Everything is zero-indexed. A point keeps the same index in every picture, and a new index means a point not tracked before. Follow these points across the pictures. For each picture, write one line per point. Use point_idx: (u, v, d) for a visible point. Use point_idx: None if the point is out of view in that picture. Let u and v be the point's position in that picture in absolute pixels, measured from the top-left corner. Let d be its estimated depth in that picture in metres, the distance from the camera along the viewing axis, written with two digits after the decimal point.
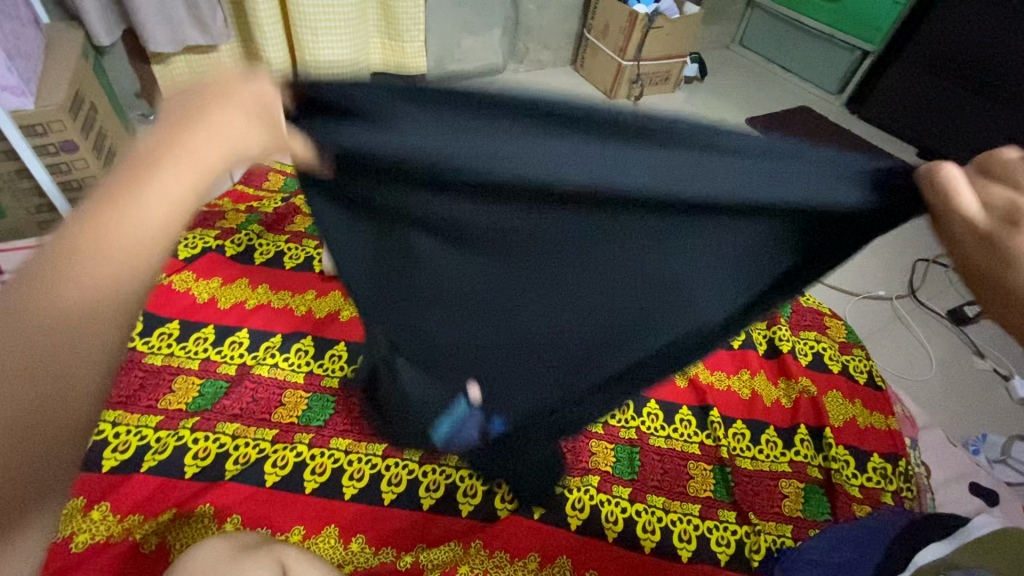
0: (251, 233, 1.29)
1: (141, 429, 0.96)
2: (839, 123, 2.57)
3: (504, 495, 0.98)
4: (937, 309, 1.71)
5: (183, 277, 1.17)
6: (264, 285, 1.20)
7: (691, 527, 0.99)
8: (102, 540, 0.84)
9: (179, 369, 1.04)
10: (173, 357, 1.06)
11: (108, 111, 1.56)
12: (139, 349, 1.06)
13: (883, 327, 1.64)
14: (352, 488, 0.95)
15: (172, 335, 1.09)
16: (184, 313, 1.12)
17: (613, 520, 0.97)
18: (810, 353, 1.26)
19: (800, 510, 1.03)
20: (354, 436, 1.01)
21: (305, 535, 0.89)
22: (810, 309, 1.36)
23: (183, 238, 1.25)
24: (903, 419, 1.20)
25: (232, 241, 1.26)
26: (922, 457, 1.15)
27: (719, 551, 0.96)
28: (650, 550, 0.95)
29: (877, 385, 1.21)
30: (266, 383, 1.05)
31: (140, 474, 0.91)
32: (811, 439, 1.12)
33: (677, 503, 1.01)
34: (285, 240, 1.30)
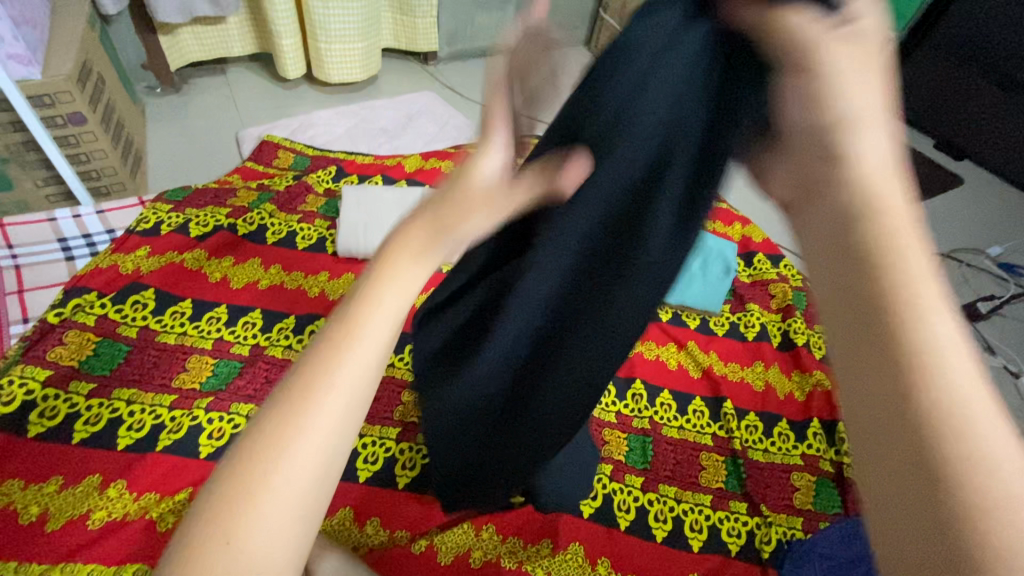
0: (263, 212, 1.27)
1: (157, 408, 0.96)
2: None
3: None
4: None
5: (196, 255, 1.15)
6: (278, 265, 1.19)
7: (702, 517, 0.99)
8: (119, 517, 0.84)
9: (193, 348, 1.04)
10: (187, 336, 1.05)
11: (116, 83, 1.53)
12: (153, 327, 1.05)
13: None
14: (367, 471, 0.95)
15: (185, 314, 1.08)
16: (197, 291, 1.11)
17: (625, 509, 0.98)
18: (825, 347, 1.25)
19: (810, 503, 1.03)
20: (368, 418, 1.00)
21: (320, 516, 0.90)
22: None
23: (193, 215, 1.23)
24: None
25: (244, 220, 1.24)
26: None
27: (730, 542, 0.97)
28: (661, 539, 0.96)
29: None
30: (280, 365, 1.04)
31: (156, 453, 0.91)
32: (824, 433, 1.11)
33: (688, 493, 1.02)
34: (297, 220, 1.28)
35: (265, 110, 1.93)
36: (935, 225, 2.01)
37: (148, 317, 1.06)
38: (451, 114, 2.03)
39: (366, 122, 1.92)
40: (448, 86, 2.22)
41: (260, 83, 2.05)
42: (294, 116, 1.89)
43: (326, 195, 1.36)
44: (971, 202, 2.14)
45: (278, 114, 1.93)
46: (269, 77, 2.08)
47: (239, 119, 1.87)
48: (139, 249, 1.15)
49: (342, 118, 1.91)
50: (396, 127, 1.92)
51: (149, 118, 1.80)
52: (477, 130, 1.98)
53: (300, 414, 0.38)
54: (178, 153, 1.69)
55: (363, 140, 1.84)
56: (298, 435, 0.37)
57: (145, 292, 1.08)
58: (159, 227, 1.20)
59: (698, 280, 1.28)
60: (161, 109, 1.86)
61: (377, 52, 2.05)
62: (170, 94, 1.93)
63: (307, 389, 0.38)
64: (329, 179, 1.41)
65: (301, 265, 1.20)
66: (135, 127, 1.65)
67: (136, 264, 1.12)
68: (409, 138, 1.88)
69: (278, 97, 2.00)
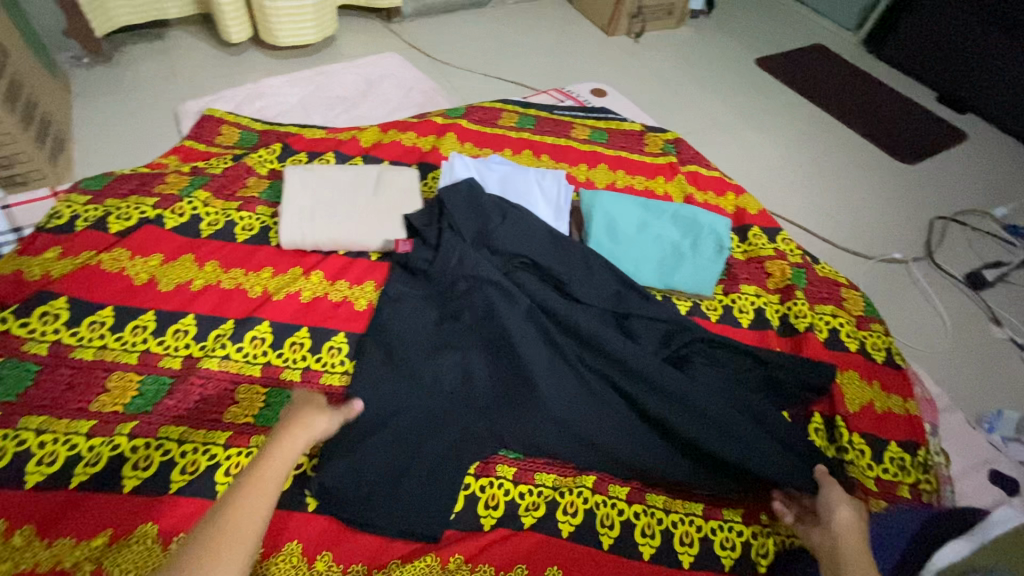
0: (195, 200, 1.12)
1: (71, 437, 0.84)
2: (856, 64, 2.39)
3: (489, 501, 0.88)
4: (953, 273, 1.61)
5: (116, 255, 1.02)
6: (214, 262, 1.05)
7: (694, 529, 0.90)
8: (28, 569, 0.72)
9: (115, 364, 0.92)
10: (108, 351, 0.93)
11: (25, 54, 1.34)
12: (67, 342, 0.92)
13: (896, 293, 1.54)
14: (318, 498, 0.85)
15: (105, 324, 0.95)
16: (118, 297, 0.98)
17: (609, 525, 0.88)
18: (826, 329, 1.15)
19: None
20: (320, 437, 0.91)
21: (263, 554, 0.79)
22: (826, 279, 1.25)
23: (114, 207, 1.09)
24: (922, 401, 1.10)
25: (173, 211, 1.10)
26: (941, 443, 1.06)
27: (723, 555, 0.88)
28: (649, 557, 0.87)
29: (895, 364, 1.13)
30: (217, 378, 0.92)
31: (70, 491, 0.80)
32: (825, 428, 1.02)
33: (679, 503, 0.92)
34: (236, 208, 1.14)
35: (209, 80, 1.74)
36: (939, 185, 1.89)
37: (61, 330, 0.93)
38: (416, 77, 1.84)
39: (321, 89, 1.73)
40: (415, 46, 2.02)
41: (204, 49, 1.85)
42: (241, 85, 1.71)
43: (270, 177, 1.21)
44: (976, 159, 2.02)
45: (224, 83, 1.74)
46: (213, 42, 1.87)
47: (180, 91, 1.68)
48: (50, 250, 1.02)
49: (296, 86, 1.72)
50: (355, 94, 1.74)
51: (76, 93, 1.62)
52: (446, 95, 1.81)
53: (236, 511, 0.61)
54: (108, 133, 1.51)
55: (318, 110, 1.66)
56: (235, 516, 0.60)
57: (55, 302, 0.95)
58: (74, 223, 1.06)
59: (688, 260, 1.15)
60: (90, 82, 1.66)
61: (331, 10, 1.85)
62: (99, 65, 1.73)
63: (255, 476, 0.65)
64: (273, 159, 1.25)
65: (240, 261, 1.06)
66: (55, 105, 1.47)
67: (45, 269, 0.99)
68: (370, 106, 1.70)
69: (223, 64, 1.80)
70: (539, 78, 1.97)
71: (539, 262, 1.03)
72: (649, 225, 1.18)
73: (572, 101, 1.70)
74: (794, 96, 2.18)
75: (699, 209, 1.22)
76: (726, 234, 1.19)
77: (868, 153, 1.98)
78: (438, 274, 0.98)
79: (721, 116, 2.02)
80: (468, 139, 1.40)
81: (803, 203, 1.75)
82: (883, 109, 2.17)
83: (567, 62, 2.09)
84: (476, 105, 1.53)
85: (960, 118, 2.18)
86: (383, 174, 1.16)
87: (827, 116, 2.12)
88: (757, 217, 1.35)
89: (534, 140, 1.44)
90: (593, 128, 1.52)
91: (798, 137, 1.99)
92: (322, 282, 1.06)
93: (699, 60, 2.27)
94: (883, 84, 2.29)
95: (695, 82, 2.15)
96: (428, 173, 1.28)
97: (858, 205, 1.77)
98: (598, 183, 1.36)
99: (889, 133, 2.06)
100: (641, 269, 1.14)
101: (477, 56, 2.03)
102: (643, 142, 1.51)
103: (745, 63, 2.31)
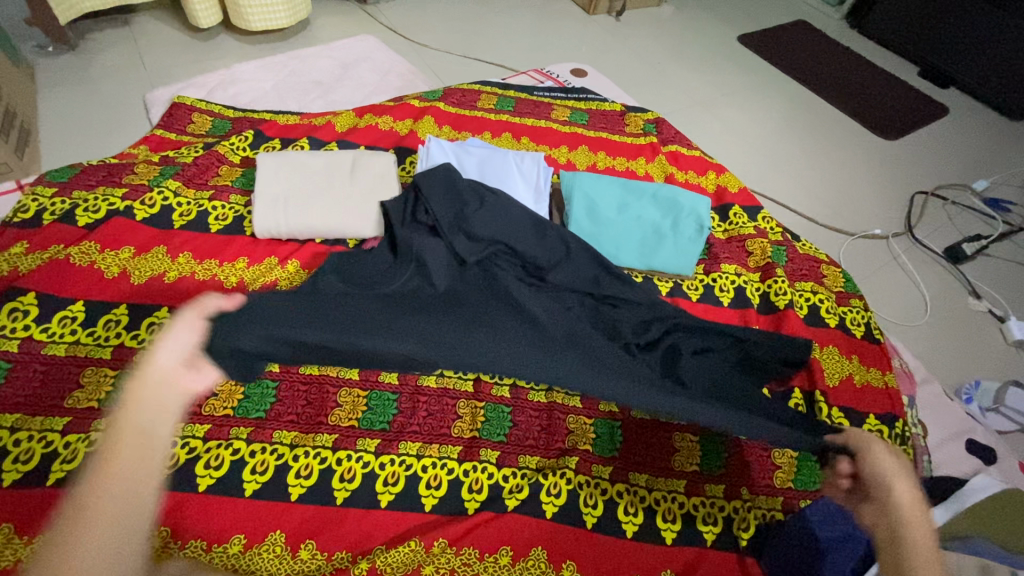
0: (165, 190, 1.09)
1: (46, 434, 0.82)
2: (838, 40, 2.38)
3: (472, 485, 0.88)
4: (933, 248, 1.63)
5: (85, 248, 1.00)
6: (187, 253, 1.03)
7: (675, 506, 0.91)
8: (8, 567, 0.72)
9: (88, 359, 0.90)
10: (80, 345, 0.91)
11: None
12: (38, 338, 0.90)
13: (876, 268, 1.55)
14: (300, 488, 0.84)
15: (76, 320, 0.93)
16: (89, 291, 0.96)
17: (592, 504, 0.89)
18: (806, 306, 1.16)
19: (792, 481, 0.96)
20: (301, 427, 0.90)
21: (246, 545, 0.79)
22: (806, 255, 1.26)
23: (82, 199, 1.06)
24: (900, 374, 1.12)
25: (142, 202, 1.07)
26: (918, 415, 1.07)
27: (705, 531, 0.90)
28: (633, 535, 0.88)
29: (874, 338, 1.14)
30: None
31: (47, 489, 0.78)
32: (805, 404, 1.03)
33: (661, 481, 0.93)
34: (209, 197, 1.11)
35: (179, 67, 1.69)
36: (919, 159, 1.90)
37: (31, 326, 0.91)
38: (393, 60, 1.81)
39: (296, 75, 1.69)
40: (392, 28, 1.98)
41: (173, 35, 1.79)
42: (213, 71, 1.66)
43: (243, 166, 1.19)
44: (956, 133, 2.03)
45: (195, 70, 1.69)
46: (183, 28, 1.82)
47: (149, 79, 1.63)
48: (16, 245, 0.99)
49: (269, 71, 1.68)
50: (331, 79, 1.70)
51: (40, 83, 1.56)
52: (424, 78, 1.78)
53: (98, 486, 0.50)
54: (76, 124, 1.47)
55: (293, 96, 1.62)
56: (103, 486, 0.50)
57: (23, 298, 0.93)
58: (40, 217, 1.03)
59: (669, 240, 1.15)
60: (54, 71, 1.61)
61: None
62: (64, 53, 1.67)
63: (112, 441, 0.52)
64: (246, 146, 1.23)
65: (213, 252, 1.04)
66: (18, 95, 1.42)
67: (12, 264, 0.97)
68: (346, 90, 1.67)
69: (194, 50, 1.75)
70: (519, 59, 1.94)
71: (517, 250, 1.01)
72: (629, 206, 1.18)
73: (552, 82, 1.67)
74: (777, 73, 2.17)
75: (679, 189, 1.21)
76: (706, 214, 1.19)
77: (849, 129, 1.98)
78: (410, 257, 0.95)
79: (703, 94, 2.01)
80: (446, 122, 1.37)
81: (785, 181, 1.75)
82: (864, 84, 2.17)
83: (547, 42, 2.06)
84: (454, 88, 1.51)
85: (940, 92, 2.19)
86: (358, 159, 1.14)
87: (808, 92, 2.11)
88: (737, 195, 1.34)
89: (514, 123, 1.42)
90: (574, 109, 1.50)
91: (780, 114, 1.99)
92: (299, 271, 1.04)
93: (681, 38, 2.25)
94: (864, 59, 2.29)
95: (677, 61, 2.13)
96: (406, 158, 1.27)
97: (839, 181, 1.78)
98: (578, 164, 1.35)
99: (870, 109, 2.06)
100: (622, 250, 1.13)
101: (456, 38, 1.99)
102: (623, 122, 1.49)
103: (727, 41, 2.29)
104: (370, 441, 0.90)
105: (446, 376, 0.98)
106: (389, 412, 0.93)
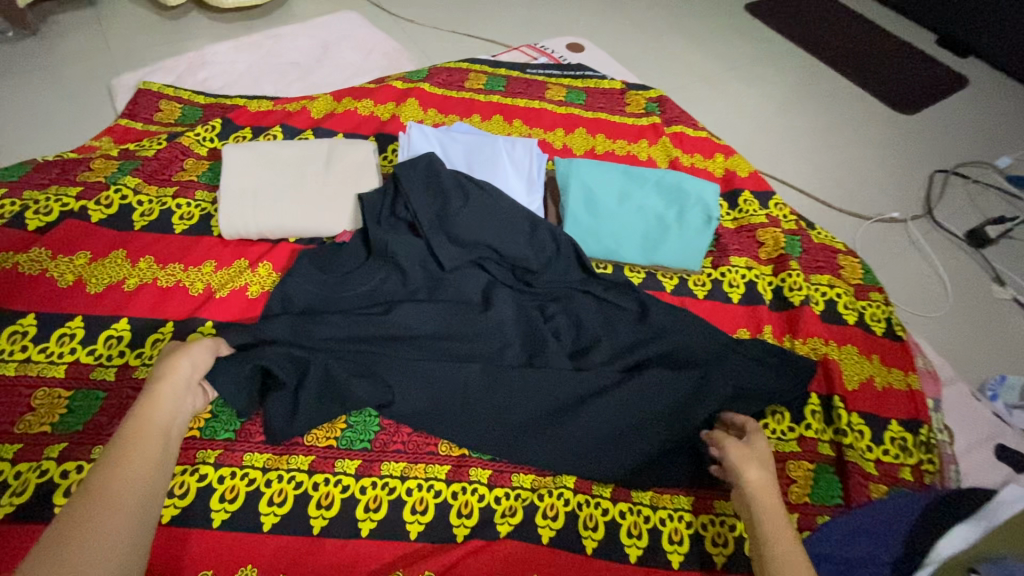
0: (124, 188, 1.00)
1: None
2: (851, 6, 2.24)
3: (462, 508, 0.81)
4: (954, 231, 1.53)
5: (36, 255, 0.91)
6: (149, 257, 0.95)
7: (682, 526, 0.84)
8: None
9: (40, 379, 0.82)
10: (32, 364, 0.83)
11: None
12: None
13: (894, 255, 1.46)
14: (273, 516, 0.78)
15: (28, 334, 0.85)
16: (42, 303, 0.88)
17: (592, 527, 0.82)
18: (823, 301, 1.07)
19: (808, 495, 0.88)
20: (274, 448, 0.83)
21: None
22: (822, 245, 1.16)
23: (32, 199, 0.97)
24: (924, 374, 1.04)
25: (99, 201, 0.98)
26: (944, 419, 0.99)
27: (715, 553, 0.83)
28: (636, 559, 0.81)
29: (896, 335, 1.06)
30: None
31: None
32: (822, 410, 0.95)
33: (666, 498, 0.86)
34: (172, 194, 1.02)
35: (147, 49, 1.58)
36: (938, 135, 1.78)
37: None
38: (377, 37, 1.69)
39: (272, 55, 1.58)
40: (375, 3, 1.85)
41: (140, 14, 1.67)
42: (182, 54, 1.55)
43: (211, 158, 1.09)
44: (978, 105, 1.90)
45: (164, 53, 1.58)
46: (150, 6, 1.70)
47: (115, 63, 1.52)
48: None
49: (242, 52, 1.57)
50: (309, 59, 1.58)
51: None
52: (410, 56, 1.66)
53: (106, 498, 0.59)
54: (36, 114, 1.37)
55: (269, 79, 1.51)
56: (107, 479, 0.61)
57: None
58: None
59: (674, 233, 1.06)
60: (13, 57, 1.50)
61: None
62: (24, 38, 1.56)
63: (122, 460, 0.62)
64: (213, 136, 1.13)
65: (177, 255, 0.96)
66: None
67: None
68: (326, 71, 1.56)
69: (162, 31, 1.64)
70: (511, 34, 1.82)
71: (502, 251, 0.95)
72: (630, 195, 1.08)
73: (547, 59, 1.56)
74: (786, 44, 2.04)
75: (684, 175, 1.11)
76: (715, 203, 1.09)
77: (864, 104, 1.86)
78: (383, 266, 0.91)
79: (708, 68, 1.88)
80: (432, 105, 1.27)
81: (796, 161, 1.64)
82: (879, 54, 2.03)
83: (542, 14, 1.93)
84: (441, 67, 1.39)
85: (960, 62, 2.05)
86: (334, 149, 1.04)
87: (820, 64, 1.98)
88: (747, 179, 1.25)
89: (505, 104, 1.31)
90: (569, 88, 1.39)
91: (790, 89, 1.87)
92: (271, 274, 0.96)
93: (684, 7, 2.11)
94: (879, 27, 2.15)
95: (681, 33, 2.00)
96: (388, 146, 1.17)
97: (853, 161, 1.67)
98: (575, 149, 1.25)
99: (886, 81, 1.94)
100: (623, 245, 1.04)
101: (444, 11, 1.86)
102: (624, 101, 1.38)
103: (733, 10, 2.15)
104: (349, 462, 0.83)
105: None
106: (370, 429, 0.86)
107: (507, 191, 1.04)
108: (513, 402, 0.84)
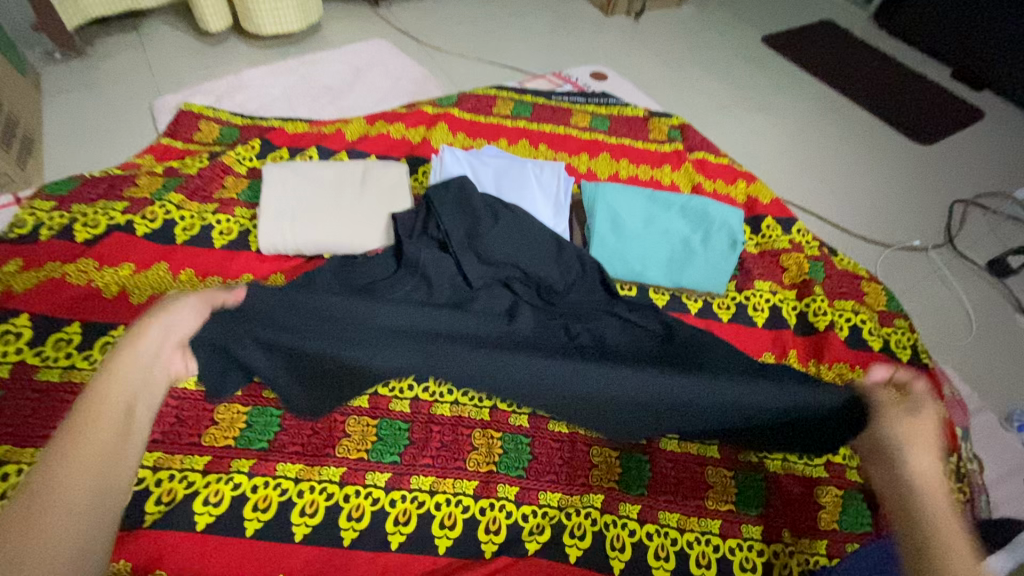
0: (168, 203, 1.05)
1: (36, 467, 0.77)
2: (865, 39, 2.29)
3: (490, 525, 0.82)
4: (975, 260, 1.53)
5: (83, 266, 0.95)
6: (190, 270, 0.98)
7: (710, 549, 0.84)
8: None
9: (82, 385, 0.85)
10: (75, 371, 0.86)
11: None
12: (31, 362, 0.85)
13: (916, 283, 1.46)
14: (305, 527, 0.78)
15: (72, 342, 0.88)
16: (87, 312, 0.91)
17: (619, 547, 0.82)
18: (847, 327, 1.08)
19: (837, 522, 0.88)
20: (306, 459, 0.84)
21: None
22: (846, 271, 1.17)
23: (81, 213, 1.02)
24: (952, 402, 1.03)
25: (144, 216, 1.02)
26: (973, 448, 0.98)
27: None
28: None
29: (922, 363, 1.06)
30: (193, 398, 0.86)
31: None
32: (849, 436, 0.95)
33: (694, 520, 0.86)
34: (213, 210, 1.06)
35: (187, 73, 1.65)
36: (957, 166, 1.80)
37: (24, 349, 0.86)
38: (406, 64, 1.75)
39: (306, 79, 1.64)
40: (404, 31, 1.93)
41: (181, 40, 1.75)
42: (221, 77, 1.62)
43: (250, 177, 1.13)
44: (995, 137, 1.92)
45: (203, 76, 1.65)
46: (191, 33, 1.78)
47: (156, 85, 1.59)
48: (11, 262, 0.94)
49: (278, 77, 1.63)
50: (342, 84, 1.65)
51: (46, 91, 1.53)
52: (437, 82, 1.72)
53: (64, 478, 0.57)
54: (81, 132, 1.43)
55: (304, 102, 1.57)
56: (72, 451, 0.58)
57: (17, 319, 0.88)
58: (38, 232, 0.98)
59: (700, 256, 1.07)
60: (61, 78, 1.58)
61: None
62: (71, 60, 1.64)
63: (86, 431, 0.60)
64: (252, 156, 1.17)
65: (216, 269, 0.99)
66: (22, 103, 1.38)
67: (7, 282, 0.92)
68: (358, 96, 1.62)
69: (202, 56, 1.71)
70: (534, 62, 1.88)
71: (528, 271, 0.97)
72: (656, 219, 1.11)
73: (571, 86, 1.60)
74: (802, 75, 2.09)
75: (709, 201, 1.14)
76: (740, 227, 1.11)
77: (881, 134, 1.89)
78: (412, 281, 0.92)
79: (727, 98, 1.93)
80: (461, 129, 1.31)
81: (815, 189, 1.66)
82: (895, 85, 2.07)
83: (564, 44, 1.99)
84: (469, 93, 1.44)
85: (976, 93, 2.08)
86: (370, 169, 1.08)
87: (837, 95, 2.02)
88: (769, 206, 1.27)
89: (532, 130, 1.35)
90: (594, 115, 1.43)
91: (807, 118, 1.90)
92: None
93: (702, 38, 2.17)
94: (894, 60, 2.19)
95: (699, 63, 2.05)
96: (419, 167, 1.21)
97: (872, 189, 1.69)
98: (600, 173, 1.28)
99: (903, 112, 1.97)
100: (649, 267, 1.06)
101: (470, 40, 1.93)
102: (646, 128, 1.42)
103: (750, 41, 2.21)
104: (379, 475, 0.84)
105: (459, 405, 0.92)
106: (399, 443, 0.87)
107: (535, 214, 1.07)
108: (527, 382, 0.78)
